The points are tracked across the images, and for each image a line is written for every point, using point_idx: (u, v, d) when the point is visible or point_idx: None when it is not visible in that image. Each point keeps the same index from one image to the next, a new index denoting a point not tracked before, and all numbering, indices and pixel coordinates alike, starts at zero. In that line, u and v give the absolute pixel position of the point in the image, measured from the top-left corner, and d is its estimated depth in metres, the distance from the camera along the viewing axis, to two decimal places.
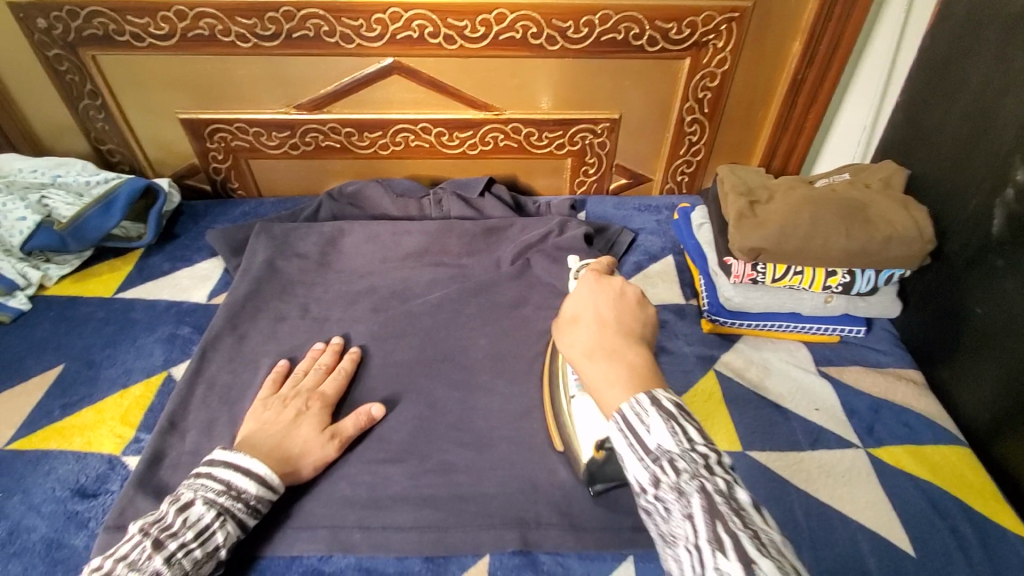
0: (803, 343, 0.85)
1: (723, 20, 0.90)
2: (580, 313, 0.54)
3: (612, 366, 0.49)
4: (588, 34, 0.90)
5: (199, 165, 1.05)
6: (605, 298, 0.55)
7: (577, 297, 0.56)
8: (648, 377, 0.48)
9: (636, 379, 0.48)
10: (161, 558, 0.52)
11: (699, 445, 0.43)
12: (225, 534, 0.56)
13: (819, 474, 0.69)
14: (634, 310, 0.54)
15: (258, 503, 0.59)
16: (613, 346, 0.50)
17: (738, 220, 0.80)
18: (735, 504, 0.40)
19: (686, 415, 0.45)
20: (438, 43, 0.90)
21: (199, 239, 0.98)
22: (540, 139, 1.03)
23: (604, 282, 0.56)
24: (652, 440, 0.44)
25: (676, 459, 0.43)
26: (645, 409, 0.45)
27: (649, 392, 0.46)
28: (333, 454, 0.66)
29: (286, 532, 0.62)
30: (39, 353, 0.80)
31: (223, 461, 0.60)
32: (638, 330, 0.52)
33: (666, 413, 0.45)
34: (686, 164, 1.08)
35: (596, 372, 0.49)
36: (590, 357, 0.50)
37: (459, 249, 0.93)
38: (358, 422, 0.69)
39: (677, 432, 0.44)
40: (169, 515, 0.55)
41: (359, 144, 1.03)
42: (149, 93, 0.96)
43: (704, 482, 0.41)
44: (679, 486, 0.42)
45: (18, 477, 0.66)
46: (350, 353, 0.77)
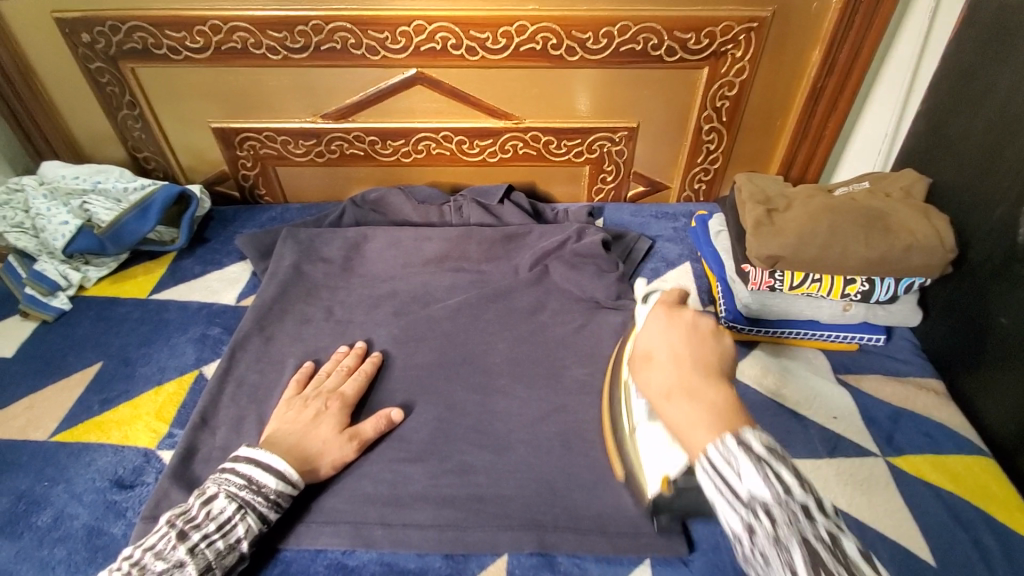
0: (821, 351, 0.85)
1: (742, 30, 0.91)
2: (652, 349, 0.52)
3: (693, 406, 0.46)
4: (607, 45, 0.92)
5: (229, 172, 1.09)
6: (679, 331, 0.51)
7: (648, 333, 0.53)
8: (736, 418, 0.45)
9: (720, 419, 0.45)
10: (184, 548, 0.55)
11: (798, 494, 0.41)
12: (247, 527, 0.58)
13: (836, 481, 0.70)
14: (713, 340, 0.51)
15: (278, 497, 0.61)
16: (691, 385, 0.47)
17: (756, 227, 0.80)
18: (839, 556, 0.39)
19: (779, 457, 0.43)
20: (460, 55, 0.92)
21: (228, 244, 1.02)
22: (559, 147, 1.05)
23: (677, 313, 0.53)
24: (743, 488, 0.42)
25: (772, 511, 0.40)
26: (734, 454, 0.43)
27: (740, 436, 0.43)
28: (351, 454, 0.68)
29: (310, 525, 0.64)
30: (79, 351, 0.83)
31: (245, 457, 0.62)
32: (718, 362, 0.49)
33: (758, 459, 0.42)
34: (704, 172, 1.09)
35: (675, 412, 0.47)
36: (669, 399, 0.47)
37: (478, 255, 0.95)
38: (377, 423, 0.71)
39: (773, 480, 0.41)
40: (194, 507, 0.58)
41: (382, 152, 1.05)
42: (184, 103, 1.00)
43: (805, 536, 0.40)
44: (778, 541, 0.40)
45: (61, 468, 0.69)
46: (372, 356, 0.79)
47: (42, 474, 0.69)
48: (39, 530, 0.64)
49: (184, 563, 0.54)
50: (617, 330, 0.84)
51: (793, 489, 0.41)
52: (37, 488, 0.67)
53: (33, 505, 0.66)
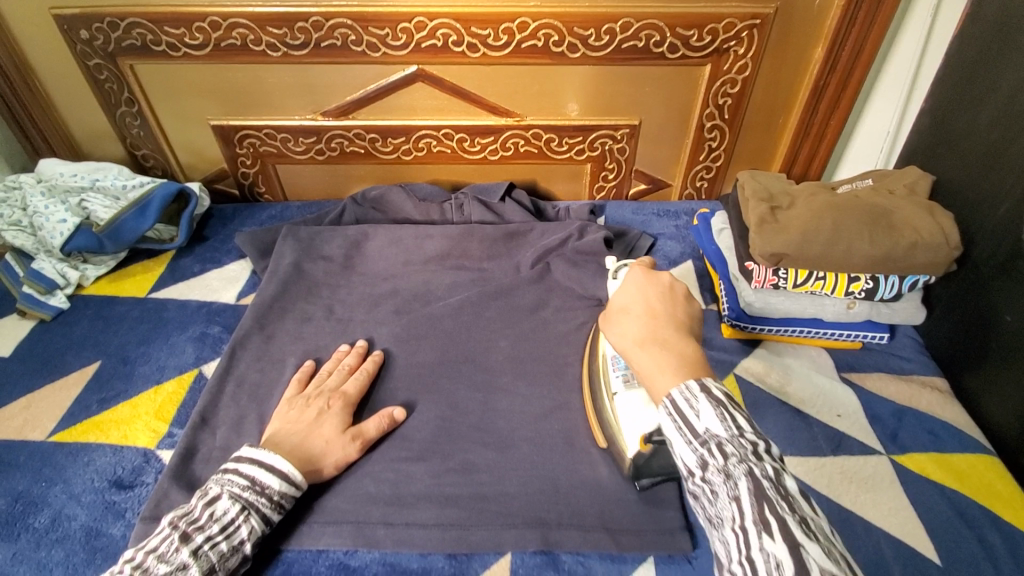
0: (824, 349, 0.85)
1: (744, 27, 0.90)
2: (628, 306, 0.59)
3: (661, 354, 0.52)
4: (609, 42, 0.91)
5: (228, 169, 1.08)
6: (654, 293, 0.59)
7: (627, 292, 0.61)
8: (697, 365, 0.51)
9: (684, 364, 0.50)
10: (189, 550, 0.54)
11: (749, 434, 0.44)
12: (250, 529, 0.58)
13: (841, 479, 0.69)
14: (683, 303, 0.58)
15: (282, 498, 0.61)
16: (661, 336, 0.54)
17: (759, 225, 0.79)
18: (782, 494, 0.41)
19: (737, 405, 0.47)
20: (461, 51, 0.92)
21: (228, 242, 1.01)
22: (560, 145, 1.04)
23: (653, 279, 0.61)
24: (700, 424, 0.46)
25: (723, 444, 0.44)
26: (695, 395, 0.47)
27: (701, 380, 0.48)
28: (356, 454, 0.67)
29: (311, 526, 0.63)
30: (77, 350, 0.83)
31: (248, 457, 0.62)
32: (686, 321, 0.57)
33: (715, 400, 0.46)
34: (706, 170, 1.09)
35: (644, 359, 0.52)
36: (639, 347, 0.53)
37: (480, 253, 0.95)
38: (380, 421, 0.70)
39: (728, 420, 0.45)
40: (197, 508, 0.57)
41: (383, 150, 1.05)
42: (182, 100, 0.99)
43: (751, 469, 0.42)
44: (725, 470, 0.43)
45: (59, 468, 0.69)
46: (374, 355, 0.79)
47: (40, 474, 0.68)
48: (36, 532, 0.63)
49: (188, 566, 0.53)
50: None
51: (746, 430, 0.45)
52: (34, 488, 0.67)
53: (31, 506, 0.65)
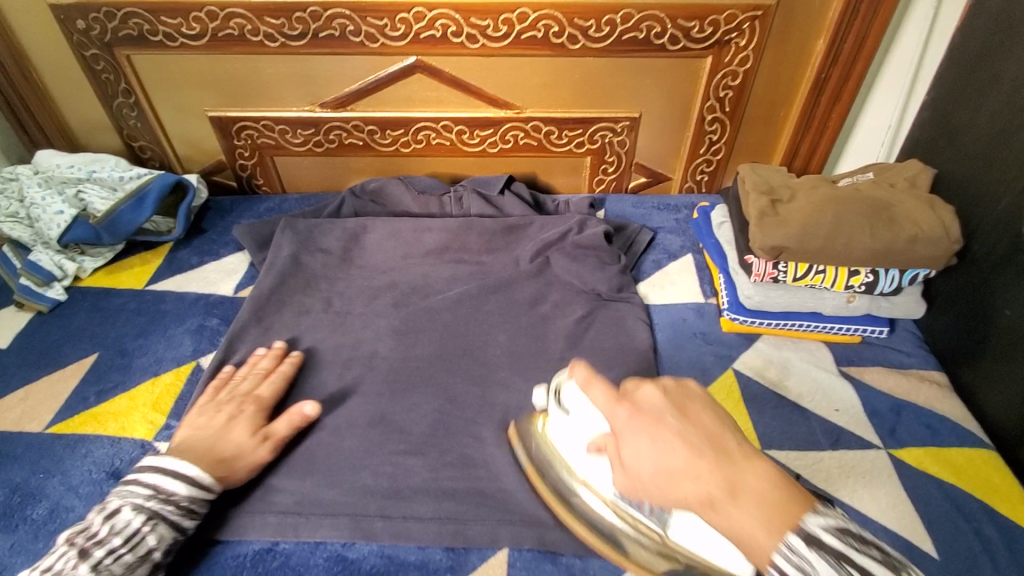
0: (824, 343, 0.85)
1: (746, 18, 0.90)
2: (660, 461, 0.44)
3: (744, 508, 0.41)
4: (609, 33, 0.91)
5: (226, 161, 1.08)
6: (668, 421, 0.45)
7: (637, 444, 0.46)
8: (784, 496, 0.41)
9: (776, 509, 0.41)
10: (87, 565, 0.52)
11: None
12: (159, 537, 0.56)
13: (839, 474, 0.69)
14: (699, 411, 0.46)
15: (191, 504, 0.59)
16: (726, 481, 0.42)
17: (760, 218, 0.79)
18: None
19: (854, 543, 0.40)
20: (460, 42, 0.91)
21: (226, 235, 1.01)
22: (560, 138, 1.04)
23: (642, 403, 0.48)
24: None
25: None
26: (813, 565, 0.39)
27: (804, 525, 0.40)
28: (268, 455, 0.65)
29: (248, 517, 0.63)
30: (75, 342, 0.82)
31: (150, 465, 0.60)
32: (722, 433, 0.45)
33: (838, 559, 0.39)
34: (706, 163, 1.08)
35: (738, 518, 0.41)
36: (713, 507, 0.42)
37: (479, 247, 0.95)
38: (292, 420, 0.68)
39: None
40: (96, 523, 0.55)
41: (382, 142, 1.04)
42: (179, 91, 0.99)
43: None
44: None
45: (56, 460, 0.68)
46: (291, 357, 0.77)
47: (37, 465, 0.68)
48: (34, 523, 0.63)
49: None
50: (617, 323, 0.84)
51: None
52: (32, 480, 0.66)
53: (29, 497, 0.65)
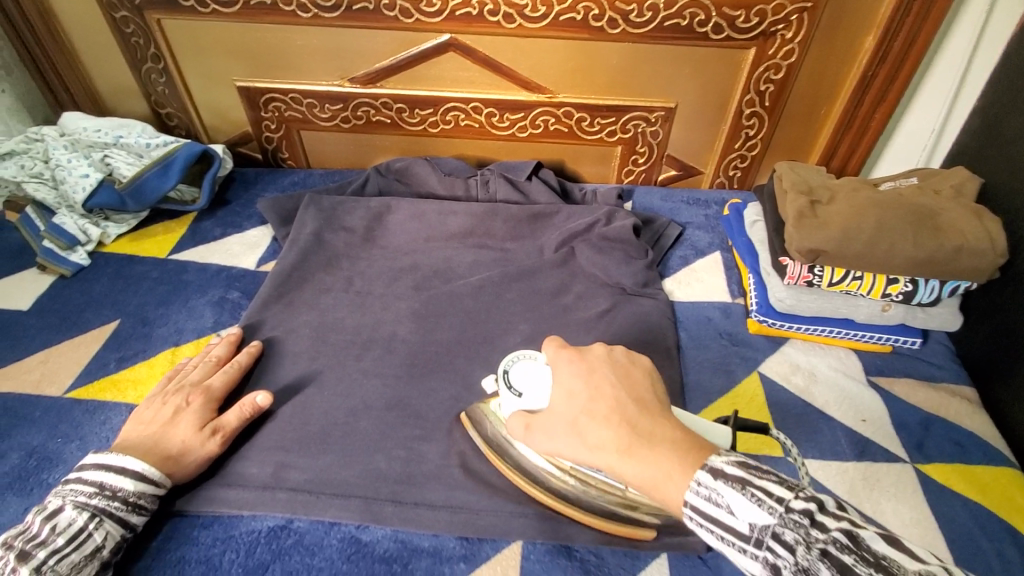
0: (853, 351, 0.82)
1: (795, 9, 0.86)
2: (589, 408, 0.53)
3: (654, 452, 0.48)
4: (651, 19, 0.87)
5: (252, 133, 1.07)
6: (601, 376, 0.55)
7: (573, 390, 0.55)
8: (691, 442, 0.49)
9: (680, 452, 0.48)
10: (27, 568, 0.50)
11: (790, 501, 0.44)
12: (105, 534, 0.54)
13: (863, 486, 0.67)
14: (636, 371, 0.56)
15: (139, 498, 0.57)
16: (640, 432, 0.50)
17: (798, 219, 0.76)
18: (873, 560, 0.39)
19: (756, 472, 0.46)
20: (496, 21, 0.88)
21: (250, 207, 1.00)
22: (591, 126, 1.01)
23: (588, 356, 0.58)
24: (742, 522, 0.44)
25: (781, 535, 0.43)
26: (713, 487, 0.46)
27: (711, 463, 0.47)
28: (216, 449, 0.63)
29: (211, 489, 0.62)
30: (96, 308, 0.82)
31: (92, 463, 0.57)
32: (648, 393, 0.54)
33: (739, 483, 0.45)
34: (740, 159, 1.05)
35: (646, 460, 0.48)
36: (627, 453, 0.49)
37: (503, 233, 0.93)
38: (240, 411, 0.65)
39: (761, 501, 0.44)
40: (34, 525, 0.53)
41: (410, 121, 1.03)
42: (209, 59, 0.97)
43: (825, 549, 0.41)
44: (802, 566, 0.41)
45: (75, 425, 0.68)
46: (249, 347, 0.74)
47: (56, 430, 0.68)
48: (49, 487, 0.62)
49: None
50: (640, 318, 0.82)
51: (783, 499, 0.44)
52: (49, 444, 0.66)
53: (45, 462, 0.65)
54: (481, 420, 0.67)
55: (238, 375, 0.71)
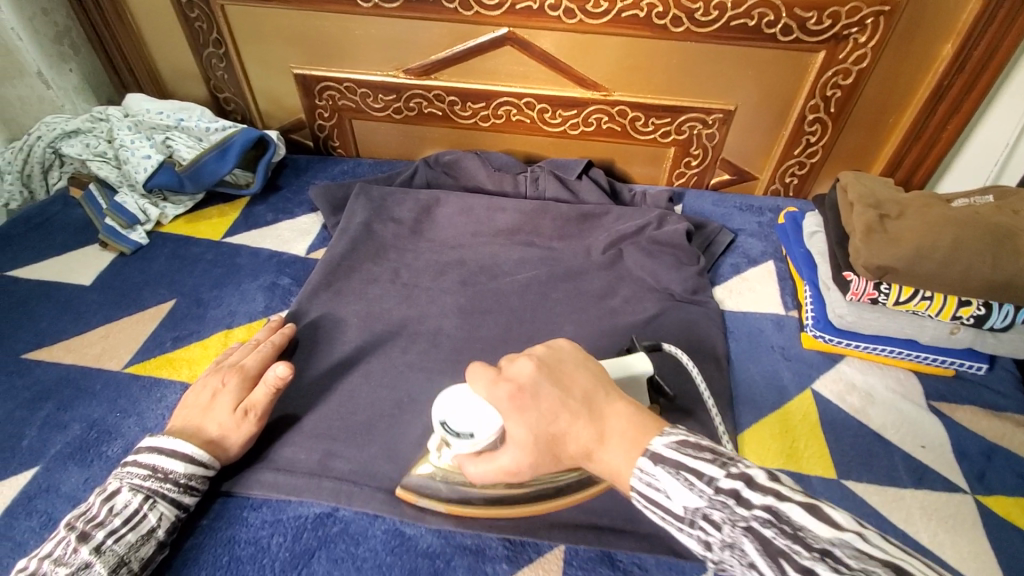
0: (913, 373, 0.79)
1: (871, 13, 0.82)
2: (547, 430, 0.46)
3: (623, 444, 0.45)
4: (717, 18, 0.84)
5: (305, 120, 1.08)
6: (540, 389, 0.48)
7: (516, 414, 0.48)
8: (645, 419, 0.46)
9: (639, 432, 0.45)
10: (88, 548, 0.51)
11: (718, 479, 0.39)
12: (158, 515, 0.55)
13: (920, 515, 0.64)
14: (567, 364, 0.50)
15: (190, 480, 0.58)
16: (598, 426, 0.46)
17: (866, 234, 0.74)
18: (792, 533, 0.35)
19: (690, 450, 0.42)
20: (556, 16, 0.87)
21: (300, 194, 1.01)
22: (645, 125, 0.99)
23: (518, 376, 0.49)
24: (676, 505, 0.40)
25: (710, 515, 0.39)
26: (651, 473, 0.42)
27: (652, 447, 0.43)
28: (253, 429, 0.63)
29: (258, 472, 0.64)
30: (153, 287, 0.85)
31: (147, 446, 0.58)
32: (587, 384, 0.49)
33: (673, 467, 0.41)
34: (799, 166, 1.01)
35: (609, 459, 0.45)
36: (596, 454, 0.46)
37: (551, 232, 0.92)
38: (266, 389, 0.64)
39: (692, 482, 0.40)
40: (94, 506, 0.54)
41: (461, 114, 1.02)
42: (268, 46, 0.98)
43: (749, 526, 0.36)
44: (730, 544, 0.37)
45: (133, 401, 0.70)
46: (283, 328, 0.74)
47: (116, 404, 0.70)
48: (109, 460, 0.64)
49: (90, 564, 0.50)
50: (690, 327, 0.80)
51: (713, 479, 0.39)
52: (110, 418, 0.68)
53: (105, 434, 0.67)
54: (425, 486, 0.61)
55: (274, 353, 0.71)
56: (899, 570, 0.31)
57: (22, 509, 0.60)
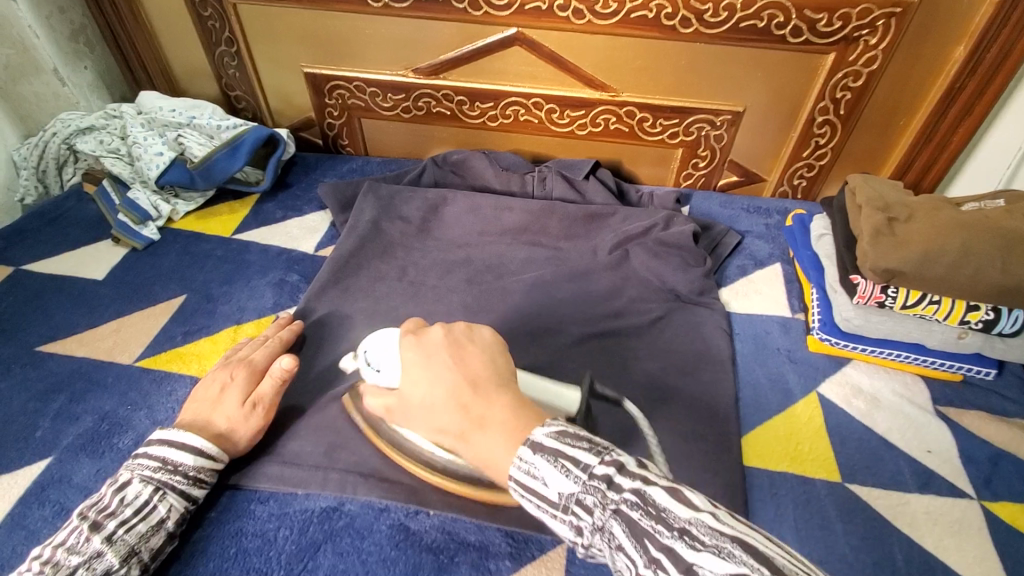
0: (920, 378, 0.78)
1: (882, 14, 0.82)
2: (429, 398, 0.49)
3: (493, 432, 0.46)
4: (726, 19, 0.84)
5: (315, 119, 1.09)
6: (440, 361, 0.51)
7: (412, 374, 0.51)
8: (524, 416, 0.48)
9: (512, 428, 0.46)
10: (100, 538, 0.51)
11: (593, 468, 0.42)
12: (168, 507, 0.56)
13: (924, 520, 0.63)
14: (475, 349, 0.53)
15: (199, 473, 0.59)
16: (478, 410, 0.48)
17: (874, 237, 0.73)
18: (655, 513, 0.38)
19: (570, 441, 0.44)
20: (565, 17, 0.87)
21: (310, 192, 1.02)
22: (653, 126, 0.99)
23: (429, 340, 0.54)
24: (552, 491, 0.43)
25: (583, 500, 0.41)
26: (530, 461, 0.44)
27: (531, 436, 0.45)
28: (261, 422, 0.64)
29: (265, 466, 0.64)
30: (165, 282, 0.86)
31: (158, 439, 0.59)
32: (486, 372, 0.51)
33: (552, 454, 0.43)
34: (807, 168, 1.01)
35: (482, 443, 0.46)
36: (465, 437, 0.47)
37: (558, 232, 0.92)
38: (273, 382, 0.66)
39: (569, 471, 0.42)
40: (106, 496, 0.55)
41: (469, 114, 1.03)
42: (279, 45, 0.99)
43: (617, 509, 0.39)
44: (600, 526, 0.40)
45: (144, 394, 0.71)
46: (291, 324, 0.76)
47: (127, 397, 0.71)
48: (120, 452, 0.65)
49: (103, 553, 0.51)
50: (695, 328, 0.80)
51: (588, 465, 0.42)
52: (121, 410, 0.69)
53: (116, 427, 0.68)
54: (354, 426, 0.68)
55: (280, 348, 0.72)
56: (746, 544, 0.35)
57: (35, 499, 0.61)
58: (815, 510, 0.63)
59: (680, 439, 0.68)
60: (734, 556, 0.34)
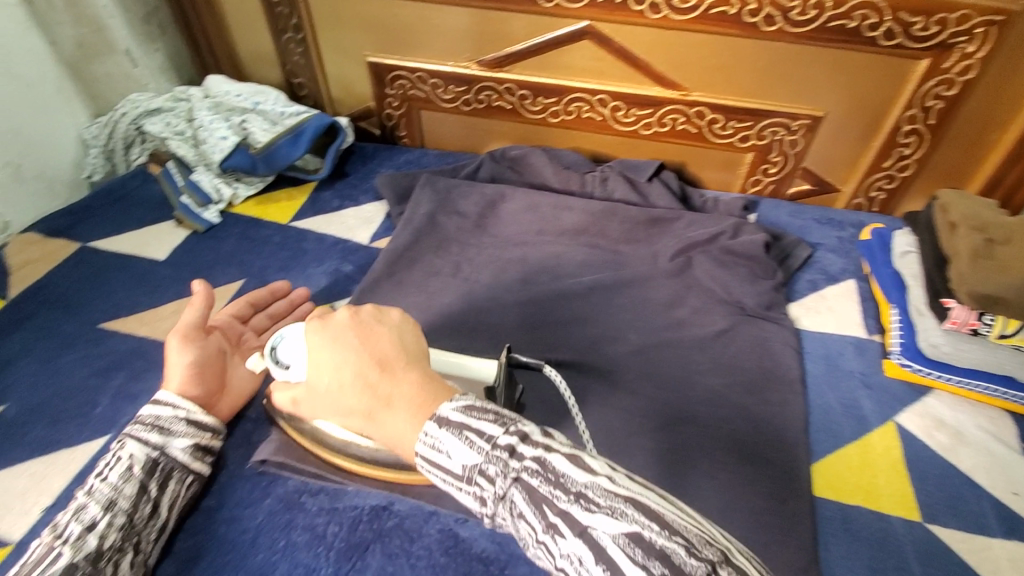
0: (1010, 414, 0.72)
1: (982, 22, 0.76)
2: (334, 381, 0.47)
3: (405, 412, 0.45)
4: (814, 18, 0.79)
5: (375, 109, 1.08)
6: (347, 340, 0.48)
7: (315, 355, 0.48)
8: (434, 391, 0.47)
9: (422, 406, 0.45)
10: (83, 493, 0.53)
11: (497, 440, 0.42)
12: (132, 454, 0.55)
13: (1011, 569, 0.58)
14: (384, 328, 0.50)
15: (159, 418, 0.58)
16: (387, 393, 0.46)
17: (970, 259, 0.68)
18: (554, 479, 0.39)
19: (475, 414, 0.44)
20: (640, 11, 0.84)
21: (366, 182, 1.02)
22: (723, 129, 0.94)
23: (332, 321, 0.50)
24: (456, 464, 0.42)
25: (486, 470, 0.42)
26: (435, 436, 0.44)
27: (439, 413, 0.44)
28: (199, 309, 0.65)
29: None
30: (224, 266, 0.86)
31: None
32: (394, 351, 0.48)
33: (457, 428, 0.43)
34: (887, 179, 0.95)
35: (390, 424, 0.45)
36: (373, 419, 0.46)
37: (618, 235, 0.89)
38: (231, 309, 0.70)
39: (473, 442, 0.42)
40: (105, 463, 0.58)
41: (531, 109, 1.00)
42: (345, 33, 0.99)
43: (518, 477, 0.40)
44: (500, 495, 0.41)
45: None
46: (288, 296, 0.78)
47: None
48: None
49: (84, 504, 0.52)
50: (762, 344, 0.76)
51: (491, 437, 0.42)
52: None
53: None
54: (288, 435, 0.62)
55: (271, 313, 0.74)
56: (638, 503, 0.37)
57: None
58: (887, 549, 0.59)
59: (741, 461, 0.64)
60: (627, 516, 0.36)
